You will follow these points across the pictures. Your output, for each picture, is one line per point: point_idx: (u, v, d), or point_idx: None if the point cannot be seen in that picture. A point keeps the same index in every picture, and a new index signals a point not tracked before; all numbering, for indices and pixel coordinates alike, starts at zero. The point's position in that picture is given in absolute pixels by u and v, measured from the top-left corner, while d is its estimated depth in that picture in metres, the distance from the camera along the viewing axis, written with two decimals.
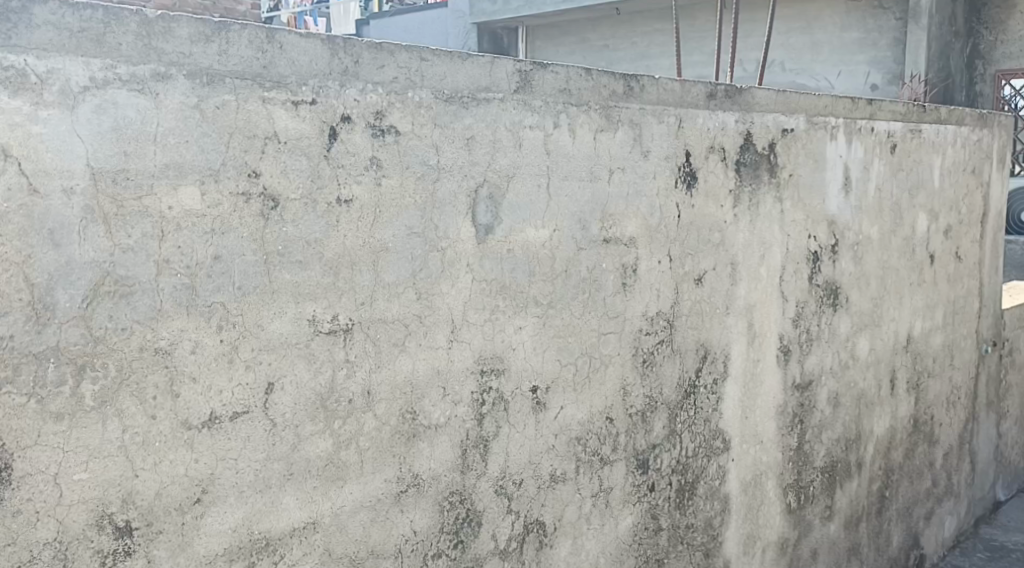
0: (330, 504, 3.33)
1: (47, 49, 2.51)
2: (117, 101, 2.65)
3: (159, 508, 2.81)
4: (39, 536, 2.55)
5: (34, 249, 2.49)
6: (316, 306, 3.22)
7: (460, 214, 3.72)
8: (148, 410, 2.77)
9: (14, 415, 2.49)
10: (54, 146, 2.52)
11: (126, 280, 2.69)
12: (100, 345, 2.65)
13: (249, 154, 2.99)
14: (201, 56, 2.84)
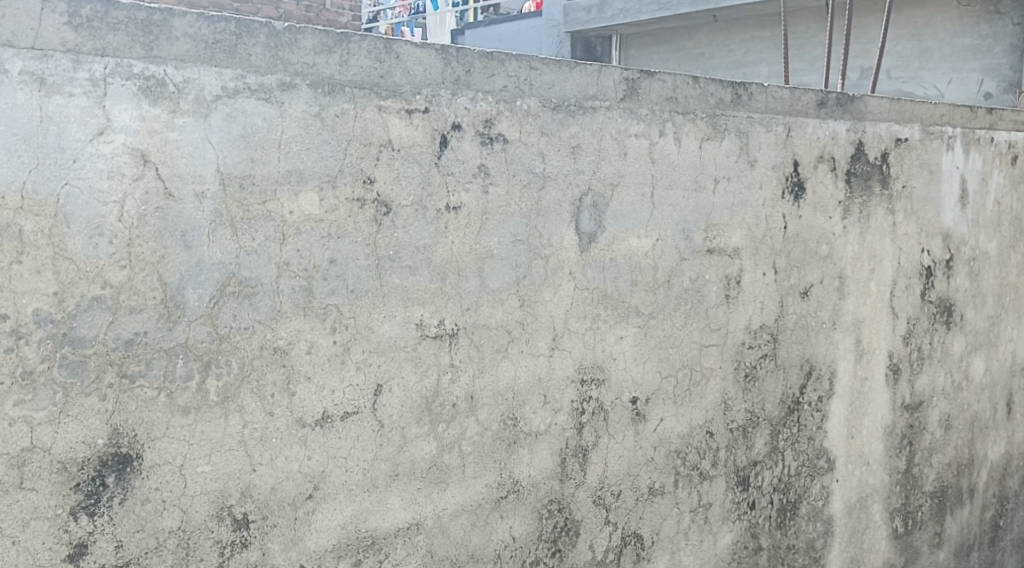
0: (433, 506, 3.38)
1: (184, 59, 2.62)
2: (246, 109, 2.76)
3: (274, 503, 2.91)
4: (165, 524, 2.66)
5: (168, 250, 2.62)
6: (424, 310, 3.28)
7: (564, 221, 3.72)
8: (266, 406, 2.87)
9: (146, 407, 2.61)
10: (188, 152, 2.64)
11: (250, 281, 2.80)
12: (225, 343, 2.77)
13: (365, 161, 3.07)
14: (324, 66, 2.93)
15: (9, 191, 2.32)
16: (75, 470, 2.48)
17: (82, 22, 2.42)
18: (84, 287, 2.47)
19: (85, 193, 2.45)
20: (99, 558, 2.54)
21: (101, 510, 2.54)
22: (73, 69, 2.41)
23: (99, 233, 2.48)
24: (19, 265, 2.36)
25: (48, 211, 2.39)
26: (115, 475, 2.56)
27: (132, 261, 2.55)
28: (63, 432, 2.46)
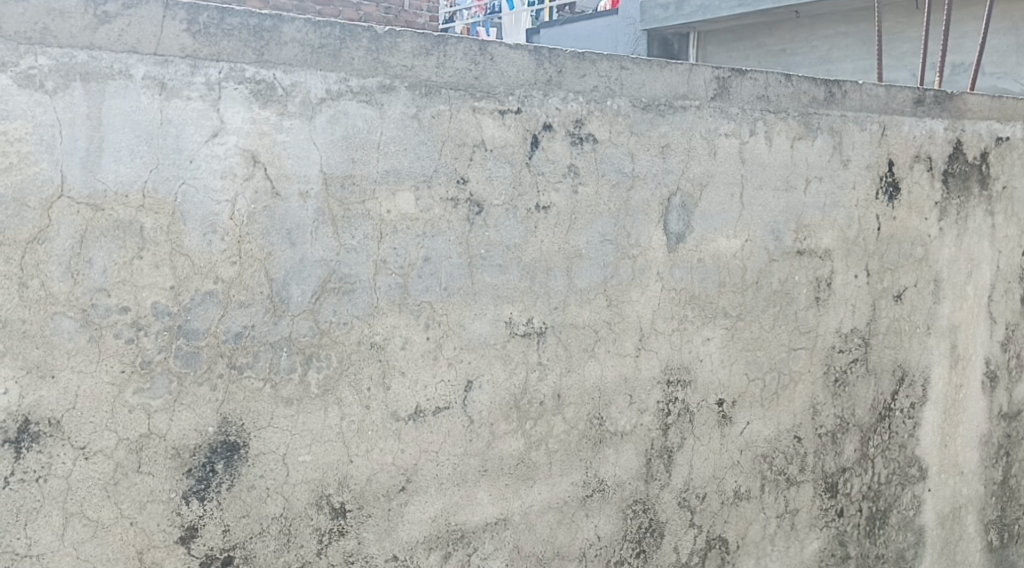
0: (520, 502, 3.41)
1: (292, 64, 2.71)
2: (348, 111, 2.84)
3: (369, 493, 2.99)
4: (268, 511, 2.77)
5: (274, 247, 2.72)
6: (513, 308, 3.32)
7: (653, 221, 3.71)
8: (363, 399, 2.95)
9: (253, 398, 2.72)
10: (294, 153, 2.74)
11: (349, 278, 2.89)
12: (325, 338, 2.86)
13: (459, 161, 3.12)
14: (422, 68, 3.00)
15: (132, 190, 2.45)
16: (187, 456, 2.60)
17: (199, 29, 2.53)
18: (198, 282, 2.59)
19: (200, 192, 2.57)
20: (208, 541, 2.66)
21: (210, 495, 2.65)
22: (191, 74, 2.52)
23: (213, 230, 2.60)
24: (140, 260, 2.48)
25: (166, 209, 2.51)
26: (224, 462, 2.67)
27: (242, 258, 2.66)
28: (177, 420, 2.58)
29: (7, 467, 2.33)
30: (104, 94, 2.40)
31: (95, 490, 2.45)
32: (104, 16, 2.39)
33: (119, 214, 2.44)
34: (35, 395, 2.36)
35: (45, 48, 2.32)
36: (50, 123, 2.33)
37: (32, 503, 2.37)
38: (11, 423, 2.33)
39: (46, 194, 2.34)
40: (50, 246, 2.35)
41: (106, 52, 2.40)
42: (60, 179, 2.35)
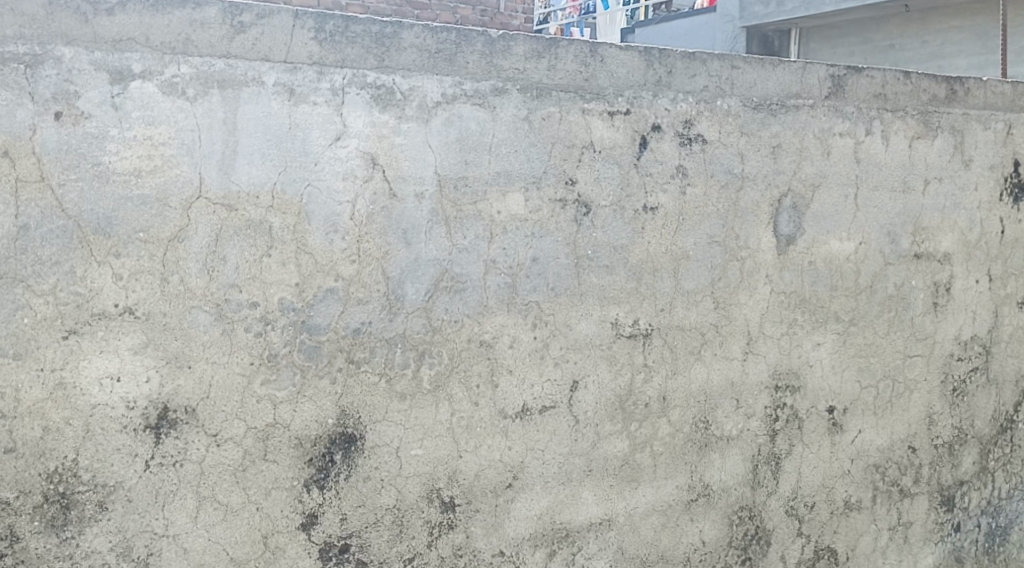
0: (625, 503, 3.39)
1: (411, 69, 2.79)
2: (462, 114, 2.91)
3: (477, 488, 3.05)
4: (382, 502, 2.86)
5: (390, 246, 2.81)
6: (620, 310, 3.31)
7: (762, 223, 3.63)
8: (472, 396, 3.01)
9: (369, 392, 2.81)
10: (411, 155, 2.82)
11: (461, 277, 2.96)
12: (437, 335, 2.93)
13: (568, 162, 3.15)
14: (534, 71, 3.03)
15: (262, 191, 2.58)
16: (308, 446, 2.71)
17: (326, 37, 2.63)
18: (321, 279, 2.70)
19: (324, 193, 2.68)
20: (326, 528, 2.76)
21: (329, 484, 2.76)
22: (317, 80, 2.63)
23: (335, 230, 2.71)
24: (268, 258, 2.61)
25: (293, 209, 2.63)
26: (342, 452, 2.77)
27: (361, 256, 2.76)
28: (300, 411, 2.69)
29: (148, 451, 2.47)
30: (239, 100, 2.53)
31: (225, 476, 2.59)
32: (240, 26, 2.51)
33: (250, 214, 2.57)
34: (173, 384, 2.50)
35: (187, 57, 2.45)
36: (190, 128, 2.47)
37: (169, 485, 2.51)
38: (152, 410, 2.47)
39: (185, 195, 2.47)
40: (189, 244, 2.49)
41: (241, 59, 2.52)
42: (199, 181, 2.49)
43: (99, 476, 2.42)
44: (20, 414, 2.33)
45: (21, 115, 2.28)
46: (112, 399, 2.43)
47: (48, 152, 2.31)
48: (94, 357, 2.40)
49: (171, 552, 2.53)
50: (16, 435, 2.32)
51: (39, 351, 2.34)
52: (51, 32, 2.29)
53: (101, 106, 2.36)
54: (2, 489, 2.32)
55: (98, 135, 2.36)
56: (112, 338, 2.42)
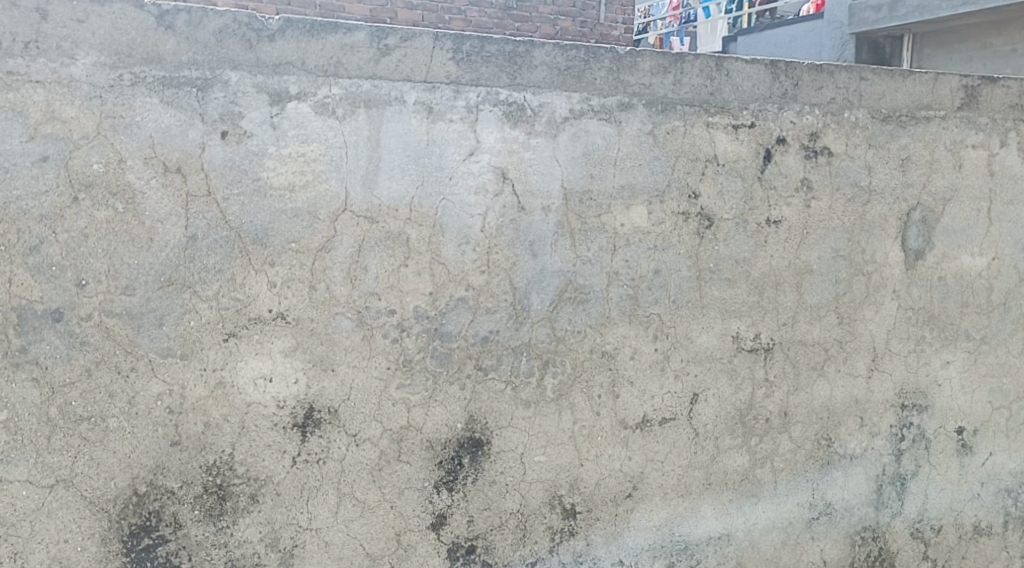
0: (744, 518, 3.34)
1: (541, 86, 2.87)
2: (589, 129, 2.96)
3: (598, 497, 3.09)
4: (507, 506, 2.94)
5: (518, 258, 2.90)
6: (741, 323, 3.28)
7: (890, 237, 3.47)
8: (594, 406, 3.06)
9: (496, 398, 2.90)
10: (539, 169, 2.90)
11: (585, 288, 3.01)
12: (561, 344, 2.99)
13: (691, 175, 3.15)
14: (659, 86, 3.06)
15: (401, 204, 2.72)
16: (439, 449, 2.83)
17: (463, 57, 2.75)
18: (453, 288, 2.81)
19: (457, 206, 2.79)
20: (454, 529, 2.86)
21: (458, 487, 2.86)
22: (454, 98, 2.75)
23: (467, 241, 2.82)
24: (406, 267, 2.74)
25: (429, 222, 2.76)
26: (469, 456, 2.87)
27: (491, 267, 2.86)
28: (432, 414, 2.81)
29: (295, 448, 2.63)
30: (383, 119, 2.67)
31: (363, 474, 2.72)
32: (385, 49, 2.65)
33: (390, 226, 2.71)
34: (319, 386, 2.66)
35: (338, 79, 2.61)
36: (339, 145, 2.63)
37: (313, 481, 2.66)
38: (299, 410, 2.63)
39: (333, 208, 2.63)
40: (334, 254, 2.64)
41: (385, 80, 2.66)
42: (345, 195, 2.64)
43: (251, 469, 2.59)
44: (185, 410, 2.52)
45: (192, 135, 2.47)
46: (265, 398, 2.59)
47: (214, 168, 2.50)
48: (250, 359, 2.58)
49: (313, 545, 2.68)
50: (181, 429, 2.52)
51: (203, 351, 2.52)
52: (220, 58, 2.48)
53: (262, 126, 2.54)
54: (168, 479, 2.51)
55: (259, 152, 2.54)
56: (266, 341, 2.59)
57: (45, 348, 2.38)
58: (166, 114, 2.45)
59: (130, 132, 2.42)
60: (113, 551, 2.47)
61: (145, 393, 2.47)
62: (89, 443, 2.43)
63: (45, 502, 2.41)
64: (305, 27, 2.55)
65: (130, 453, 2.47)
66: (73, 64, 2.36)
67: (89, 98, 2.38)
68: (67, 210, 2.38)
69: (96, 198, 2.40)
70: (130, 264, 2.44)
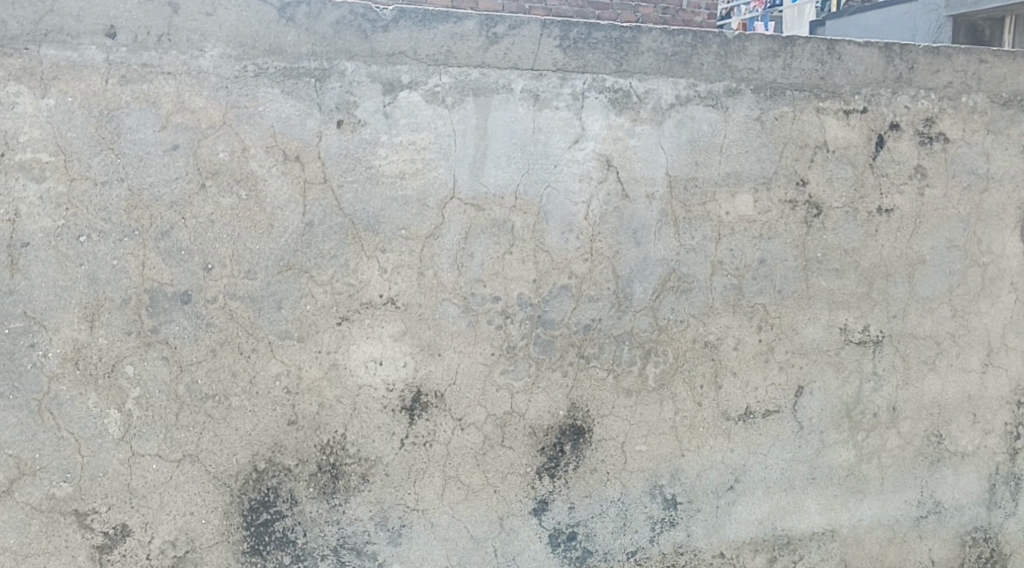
0: (849, 515, 3.22)
1: (648, 72, 2.84)
2: (695, 116, 2.92)
3: (699, 488, 3.04)
4: (608, 494, 2.93)
5: (622, 246, 2.88)
6: (848, 315, 3.15)
7: (1009, 227, 3.24)
8: (696, 396, 3.01)
9: (597, 387, 2.90)
10: (644, 157, 2.88)
11: (688, 277, 2.96)
12: (663, 333, 2.95)
13: (799, 163, 3.06)
14: (768, 71, 2.97)
15: (507, 192, 2.74)
16: (541, 435, 2.84)
17: (570, 44, 2.74)
18: (556, 276, 2.82)
19: (562, 194, 2.79)
20: (556, 515, 2.88)
21: (559, 473, 2.87)
22: (560, 86, 2.75)
23: (571, 229, 2.82)
24: (510, 254, 2.76)
25: (534, 209, 2.77)
26: (571, 443, 2.88)
27: (594, 255, 2.85)
28: (534, 401, 2.83)
29: (403, 430, 2.69)
30: (491, 107, 2.69)
31: (468, 458, 2.77)
32: (494, 37, 2.66)
33: (496, 214, 2.73)
34: (426, 370, 2.71)
35: (448, 67, 2.64)
36: (448, 133, 2.66)
37: (420, 463, 2.72)
38: (407, 393, 2.69)
39: (441, 196, 2.67)
40: (442, 242, 2.69)
41: (493, 69, 2.68)
42: (453, 183, 2.68)
43: (363, 450, 2.67)
44: (302, 391, 2.60)
45: (310, 124, 2.55)
46: (375, 381, 2.66)
47: (330, 156, 2.57)
48: (362, 342, 2.64)
49: (420, 525, 2.74)
50: (297, 410, 2.60)
51: (318, 334, 2.60)
52: (337, 49, 2.54)
53: (375, 115, 2.60)
54: (285, 456, 2.60)
55: (372, 141, 2.60)
56: (376, 326, 2.65)
57: (174, 329, 2.50)
58: (286, 105, 2.53)
59: (252, 121, 2.51)
60: (234, 524, 2.58)
61: (264, 373, 2.57)
62: (213, 421, 2.54)
63: (173, 475, 2.53)
64: (418, 17, 2.58)
65: (250, 430, 2.57)
66: (201, 56, 2.46)
67: (216, 89, 2.48)
68: (195, 197, 2.49)
69: (221, 185, 2.50)
70: (252, 249, 2.53)
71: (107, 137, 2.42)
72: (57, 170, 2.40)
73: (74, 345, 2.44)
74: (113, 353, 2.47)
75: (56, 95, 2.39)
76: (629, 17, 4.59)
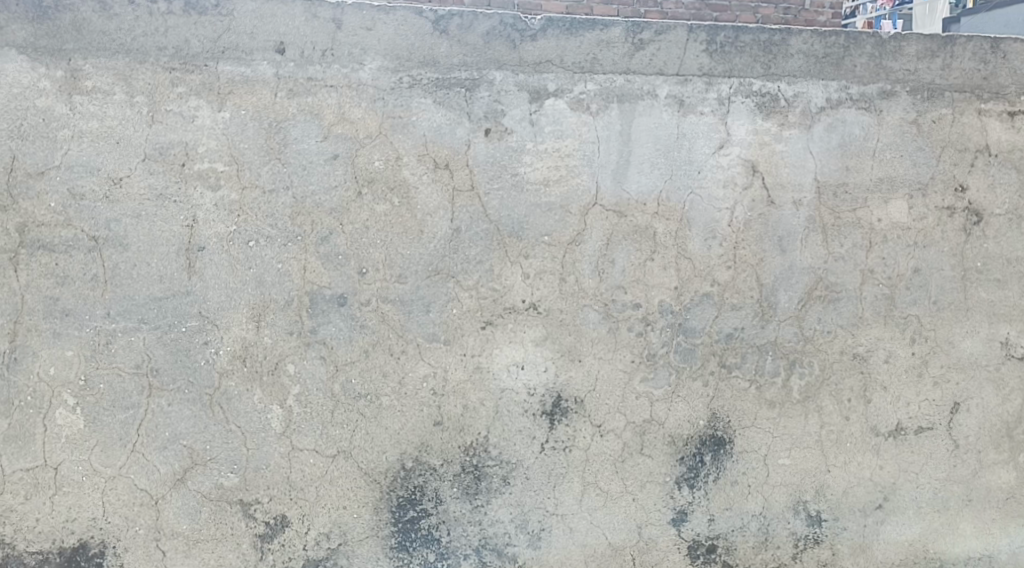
0: (1010, 542, 2.96)
1: (797, 75, 2.77)
2: (846, 119, 2.81)
3: (845, 505, 2.90)
4: (749, 507, 2.85)
5: (766, 253, 2.80)
6: (1011, 328, 2.92)
7: None
8: (843, 410, 2.88)
9: (739, 397, 2.83)
10: (791, 162, 2.80)
11: (836, 287, 2.85)
12: (809, 344, 2.85)
13: (959, 167, 2.87)
14: (926, 71, 2.83)
15: (649, 199, 2.72)
16: (681, 445, 2.80)
17: (717, 48, 2.71)
18: (698, 284, 2.78)
19: (706, 200, 2.75)
20: (695, 526, 2.83)
21: (699, 484, 2.82)
22: (706, 90, 2.72)
23: (714, 236, 2.77)
24: (652, 261, 2.74)
25: (676, 216, 2.74)
26: (712, 454, 2.82)
27: (737, 262, 2.79)
28: (674, 410, 2.79)
29: (544, 435, 2.72)
30: (635, 113, 2.69)
31: (607, 465, 2.76)
32: (640, 43, 2.67)
33: (638, 220, 2.72)
34: (566, 375, 2.72)
35: (593, 74, 2.66)
36: (592, 140, 2.68)
37: (560, 468, 2.74)
38: (548, 397, 2.72)
39: (584, 202, 2.69)
40: (584, 248, 2.70)
41: (639, 74, 2.68)
42: (595, 190, 2.69)
43: (504, 452, 2.71)
44: (447, 392, 2.67)
45: (460, 132, 2.62)
46: (517, 385, 2.70)
47: (478, 163, 2.63)
48: (505, 346, 2.68)
49: (560, 530, 2.75)
50: (443, 411, 2.67)
51: (463, 338, 2.66)
52: (487, 58, 2.61)
53: (521, 123, 2.64)
54: (431, 456, 2.67)
55: (518, 148, 2.64)
56: (519, 330, 2.69)
57: (331, 330, 2.61)
58: (438, 114, 2.60)
59: (406, 130, 2.60)
60: (383, 520, 2.67)
61: (413, 374, 2.65)
62: (365, 419, 2.64)
63: (328, 470, 2.64)
64: (566, 26, 2.62)
65: (399, 429, 2.66)
66: (361, 69, 2.57)
67: (374, 100, 2.58)
68: (352, 204, 2.59)
69: (376, 193, 2.60)
70: (402, 254, 2.62)
71: (275, 148, 2.56)
72: (230, 179, 2.56)
73: (242, 343, 2.59)
74: (276, 352, 2.60)
75: (231, 108, 2.54)
76: (747, 19, 3.10)
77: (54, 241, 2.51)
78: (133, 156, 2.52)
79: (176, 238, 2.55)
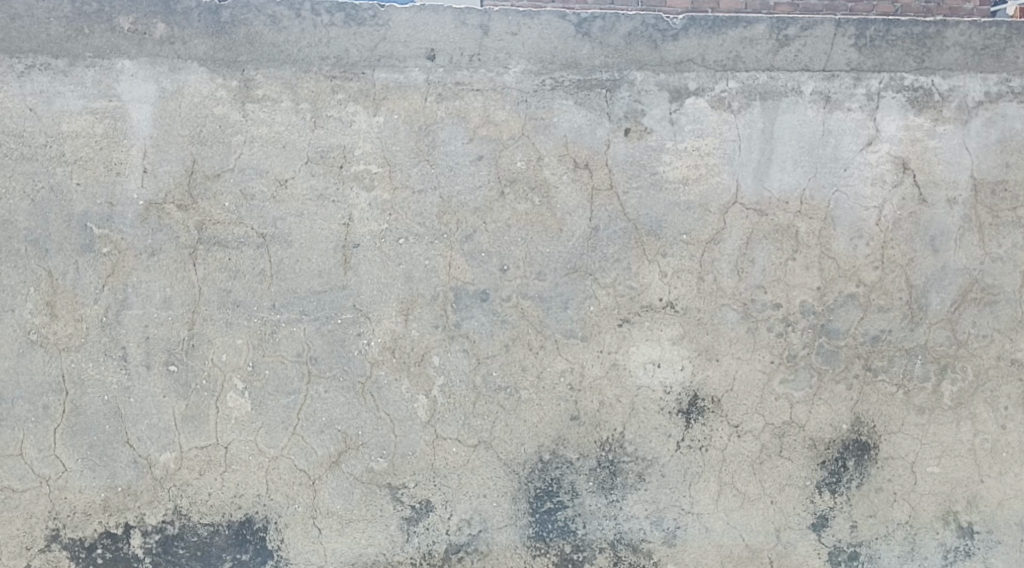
0: None
1: (953, 68, 2.65)
2: (1007, 113, 2.67)
3: (1000, 518, 2.75)
4: (895, 515, 2.75)
5: (917, 253, 2.70)
6: None
7: None
8: (999, 418, 2.74)
9: (886, 402, 2.73)
10: (945, 158, 2.68)
11: (993, 289, 2.71)
12: (962, 348, 2.72)
13: None
14: None
15: (792, 197, 2.68)
16: (822, 448, 2.74)
17: (866, 42, 2.63)
18: (843, 284, 2.71)
19: (852, 198, 2.68)
20: (837, 532, 2.76)
21: (841, 489, 2.75)
22: (854, 86, 2.65)
23: (860, 235, 2.69)
24: (794, 261, 2.69)
25: (820, 215, 2.68)
26: (855, 459, 2.74)
27: (885, 262, 2.70)
28: (816, 412, 2.73)
29: (680, 433, 2.73)
30: (778, 110, 2.65)
31: (744, 466, 2.74)
32: (785, 39, 2.63)
33: (779, 218, 2.68)
34: (704, 374, 2.72)
35: (735, 72, 2.64)
36: (733, 138, 2.66)
37: (697, 467, 2.74)
38: (684, 396, 2.72)
39: (724, 201, 2.67)
40: (724, 247, 2.69)
41: (783, 71, 2.64)
42: (735, 188, 2.67)
43: (640, 449, 2.73)
44: (584, 388, 2.72)
45: (600, 132, 2.66)
46: (653, 383, 2.72)
47: (618, 163, 2.67)
48: (642, 344, 2.71)
49: (695, 528, 2.74)
50: (580, 406, 2.72)
51: (601, 335, 2.71)
52: (628, 59, 2.64)
53: (662, 122, 2.66)
54: (568, 450, 2.73)
55: (657, 148, 2.66)
56: (656, 329, 2.71)
57: (473, 324, 2.71)
58: (579, 115, 2.66)
59: (548, 131, 2.66)
60: (521, 509, 2.75)
61: (551, 368, 2.71)
62: (505, 411, 2.73)
63: (470, 459, 2.74)
64: (708, 24, 2.62)
65: (537, 422, 2.73)
66: (506, 73, 2.66)
67: (517, 102, 2.66)
68: (495, 203, 2.68)
69: (518, 192, 2.68)
70: (543, 252, 2.69)
71: (425, 150, 2.68)
72: (383, 180, 2.70)
73: (392, 335, 2.73)
74: (423, 345, 2.73)
75: (385, 113, 2.68)
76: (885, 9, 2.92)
77: (227, 238, 2.72)
78: (297, 159, 2.70)
79: (334, 235, 2.71)
